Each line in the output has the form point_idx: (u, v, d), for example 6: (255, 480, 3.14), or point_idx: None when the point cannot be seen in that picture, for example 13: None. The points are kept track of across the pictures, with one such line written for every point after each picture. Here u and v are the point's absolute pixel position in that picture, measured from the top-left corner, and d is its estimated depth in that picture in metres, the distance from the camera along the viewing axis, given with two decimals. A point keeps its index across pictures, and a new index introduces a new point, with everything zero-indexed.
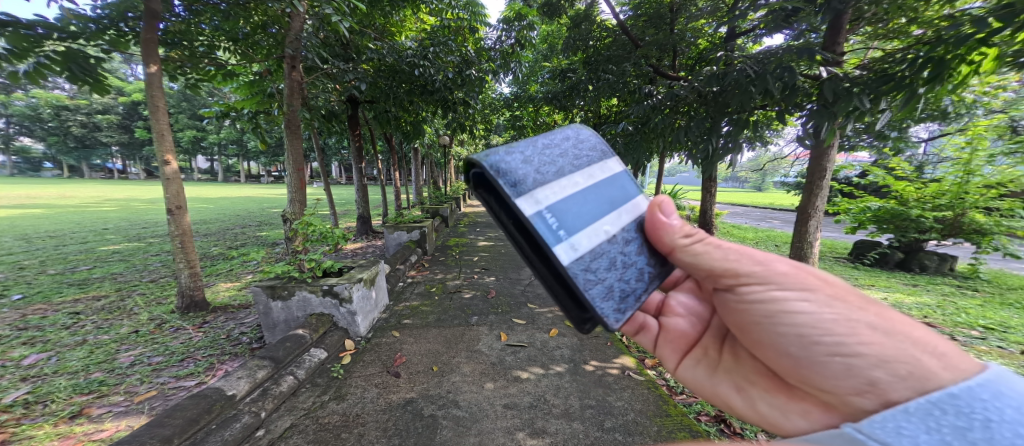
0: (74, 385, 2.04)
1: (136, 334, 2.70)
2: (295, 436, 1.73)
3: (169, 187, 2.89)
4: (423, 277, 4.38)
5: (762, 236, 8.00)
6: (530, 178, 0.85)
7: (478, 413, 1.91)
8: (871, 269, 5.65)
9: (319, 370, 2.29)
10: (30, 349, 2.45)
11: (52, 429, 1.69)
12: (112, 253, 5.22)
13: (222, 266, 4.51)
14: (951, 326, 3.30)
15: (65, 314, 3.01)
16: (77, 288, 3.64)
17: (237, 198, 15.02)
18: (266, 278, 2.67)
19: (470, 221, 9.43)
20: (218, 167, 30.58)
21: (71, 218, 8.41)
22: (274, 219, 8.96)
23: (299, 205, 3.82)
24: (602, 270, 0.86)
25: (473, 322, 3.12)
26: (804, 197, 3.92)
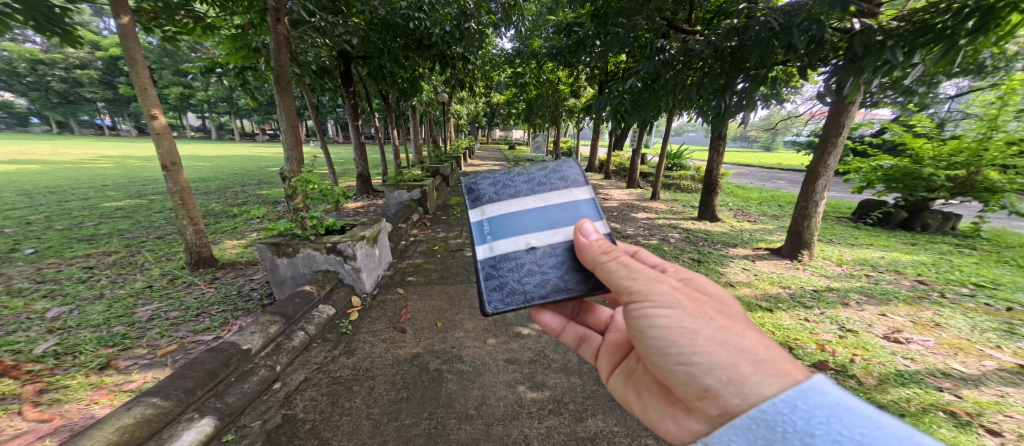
0: (98, 338, 2.15)
1: (151, 289, 2.81)
2: (309, 388, 1.84)
3: (161, 142, 2.82)
4: (425, 236, 4.41)
5: (766, 196, 7.94)
6: (487, 196, 1.15)
7: (480, 367, 2.03)
8: (873, 228, 5.65)
9: (328, 326, 2.41)
10: (51, 303, 2.55)
11: (84, 379, 1.80)
12: (115, 209, 5.24)
13: (226, 223, 4.55)
14: (944, 283, 3.38)
15: (79, 268, 3.11)
16: (87, 244, 3.72)
17: (234, 158, 14.71)
18: (271, 235, 2.70)
19: None
20: (211, 123, 29.73)
21: (67, 175, 8.33)
22: (272, 178, 8.88)
23: (297, 163, 3.72)
24: (504, 270, 1.06)
25: (474, 280, 3.22)
26: (816, 156, 3.87)
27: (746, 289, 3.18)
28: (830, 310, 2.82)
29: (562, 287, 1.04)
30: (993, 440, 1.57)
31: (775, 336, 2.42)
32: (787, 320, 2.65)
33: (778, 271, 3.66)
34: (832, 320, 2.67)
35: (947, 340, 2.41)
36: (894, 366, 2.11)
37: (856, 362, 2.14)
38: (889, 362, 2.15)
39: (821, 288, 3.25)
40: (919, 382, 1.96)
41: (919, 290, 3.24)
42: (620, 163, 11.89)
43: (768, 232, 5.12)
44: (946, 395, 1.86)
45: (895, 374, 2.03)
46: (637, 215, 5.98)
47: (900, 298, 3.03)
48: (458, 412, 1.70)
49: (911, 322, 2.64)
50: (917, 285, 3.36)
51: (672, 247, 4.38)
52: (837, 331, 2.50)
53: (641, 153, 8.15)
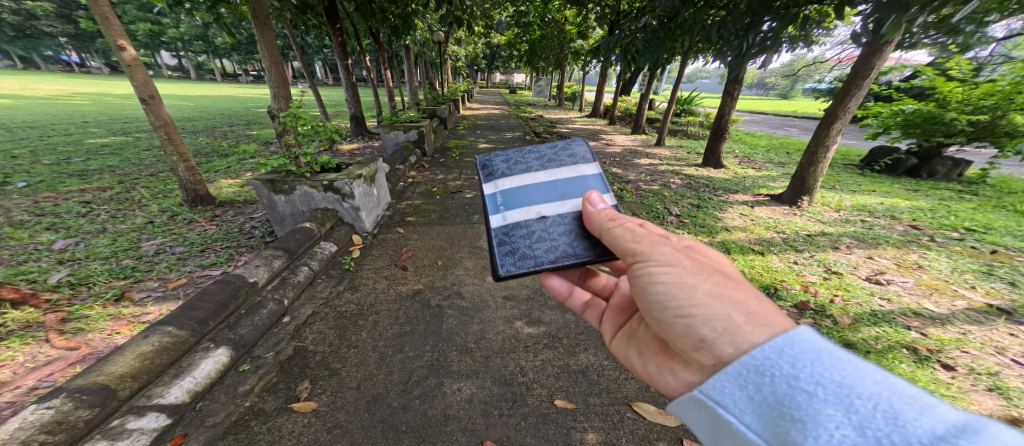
0: (109, 270, 2.24)
1: (152, 224, 2.86)
2: (317, 322, 1.95)
3: (134, 73, 2.65)
4: (424, 178, 4.37)
5: (775, 143, 7.70)
6: (500, 171, 1.22)
7: (479, 304, 2.15)
8: (878, 175, 5.56)
9: (332, 262, 2.50)
10: (55, 235, 2.61)
11: (102, 309, 1.91)
12: (101, 146, 5.10)
13: (219, 162, 4.46)
14: (936, 228, 3.43)
15: (76, 203, 3.12)
16: (79, 179, 3.68)
17: (219, 97, 14.00)
18: (265, 172, 2.66)
19: (471, 124, 9.02)
20: (188, 63, 27.82)
21: (44, 110, 7.95)
22: (261, 118, 8.53)
23: (285, 101, 3.53)
24: (516, 237, 1.09)
25: (474, 221, 3.26)
26: (837, 99, 3.66)
27: (741, 234, 3.23)
28: (819, 254, 2.91)
29: (570, 252, 1.07)
30: (946, 373, 1.71)
31: (763, 277, 2.52)
32: (777, 263, 2.74)
33: (775, 217, 3.68)
34: (820, 263, 2.77)
35: (925, 282, 2.52)
36: (870, 306, 2.23)
37: (835, 303, 2.26)
38: (866, 302, 2.27)
39: (814, 233, 3.31)
40: (891, 321, 2.09)
41: (910, 235, 3.30)
42: (626, 107, 11.34)
43: (771, 178, 5.04)
44: (912, 333, 1.99)
45: (869, 314, 2.15)
46: (639, 161, 5.85)
47: (890, 243, 3.10)
48: (458, 345, 1.81)
49: (895, 265, 2.75)
50: (909, 230, 3.41)
51: (672, 192, 4.35)
52: (822, 274, 2.60)
53: (649, 98, 7.76)
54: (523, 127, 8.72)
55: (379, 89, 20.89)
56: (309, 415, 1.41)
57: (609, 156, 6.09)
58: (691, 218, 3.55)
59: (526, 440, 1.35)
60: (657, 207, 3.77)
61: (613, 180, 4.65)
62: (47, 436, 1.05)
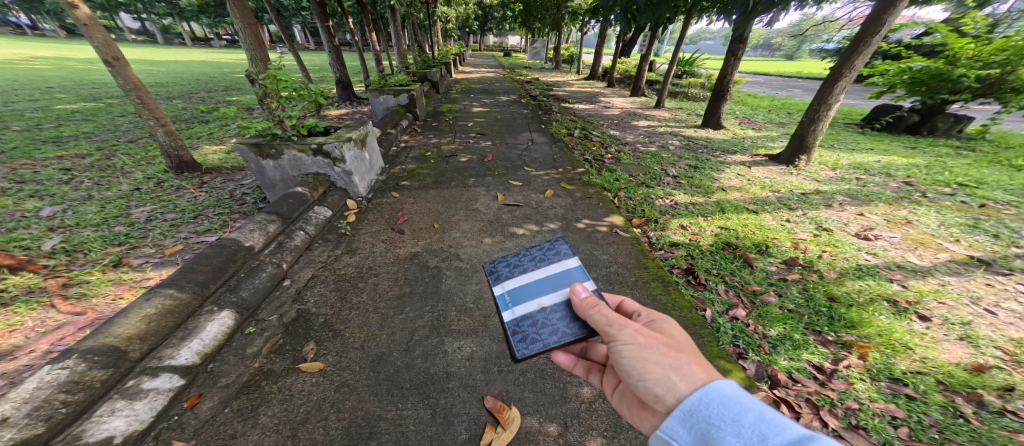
0: (103, 237, 2.23)
1: (140, 191, 2.81)
2: (318, 284, 1.99)
3: (93, 34, 2.51)
4: (417, 142, 4.26)
5: (777, 103, 7.52)
6: (503, 274, 1.32)
7: (477, 264, 2.20)
8: (878, 134, 5.49)
9: (328, 227, 2.51)
10: (41, 202, 2.55)
11: (102, 275, 1.93)
12: (73, 112, 4.86)
13: (200, 129, 4.31)
14: (930, 184, 3.47)
15: (56, 170, 3.02)
16: (55, 146, 3.55)
17: (191, 62, 13.17)
18: (249, 136, 2.58)
19: (463, 87, 8.65)
20: (154, 26, 25.93)
21: (3, 75, 7.46)
22: (240, 83, 8.11)
23: (264, 65, 3.34)
24: (525, 326, 1.16)
25: (470, 184, 3.23)
26: (843, 57, 3.53)
27: (737, 194, 3.25)
28: (812, 212, 2.96)
29: (569, 332, 1.13)
30: (922, 324, 1.82)
31: (755, 235, 2.57)
32: (770, 221, 2.79)
33: (772, 177, 3.68)
34: (812, 220, 2.82)
35: (912, 236, 2.60)
36: (857, 261, 2.31)
37: (823, 258, 2.34)
38: (852, 257, 2.35)
39: (809, 192, 3.33)
40: (874, 274, 2.19)
41: (903, 191, 3.34)
42: (626, 68, 10.89)
43: (770, 139, 4.98)
44: (893, 285, 2.09)
45: (854, 268, 2.24)
46: (638, 123, 5.72)
47: (882, 200, 3.15)
48: (458, 305, 1.87)
49: (884, 221, 2.81)
50: (903, 186, 3.44)
51: (670, 154, 4.30)
52: (813, 231, 2.66)
53: (649, 59, 7.44)
54: (518, 90, 8.40)
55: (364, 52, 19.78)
56: (316, 375, 1.49)
57: (607, 119, 5.94)
58: (688, 179, 3.54)
59: (525, 394, 1.45)
60: (654, 169, 3.74)
61: (611, 142, 4.57)
62: (67, 395, 1.14)
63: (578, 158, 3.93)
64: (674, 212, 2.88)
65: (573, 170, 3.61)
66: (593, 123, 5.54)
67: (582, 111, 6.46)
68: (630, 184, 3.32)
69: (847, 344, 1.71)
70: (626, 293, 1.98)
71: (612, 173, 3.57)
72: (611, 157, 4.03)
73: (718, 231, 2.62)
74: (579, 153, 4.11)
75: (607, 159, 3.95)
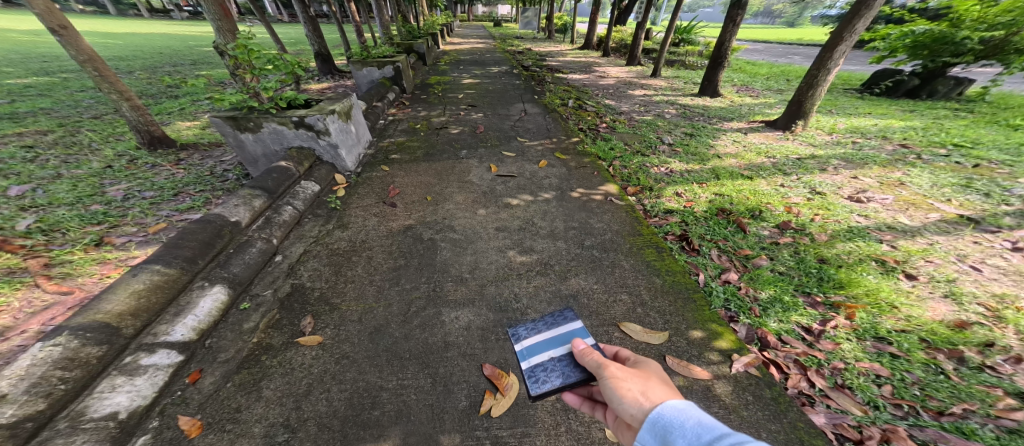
0: (80, 216, 2.17)
1: (112, 169, 2.72)
2: (311, 259, 1.98)
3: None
4: (405, 115, 4.16)
5: (776, 70, 7.36)
6: (516, 333, 1.34)
7: (472, 236, 2.20)
8: (876, 99, 5.42)
9: (316, 202, 2.48)
10: (8, 181, 2.43)
11: (85, 255, 1.90)
12: (24, 87, 4.61)
13: (170, 104, 4.18)
14: (926, 146, 3.47)
15: (18, 148, 2.89)
16: (13, 123, 3.38)
17: (154, 35, 12.35)
18: (223, 108, 2.49)
19: (451, 58, 8.33)
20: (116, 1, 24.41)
21: None
22: (210, 57, 7.69)
23: (231, 36, 3.17)
24: (536, 373, 1.15)
25: (462, 156, 3.18)
26: (844, 20, 3.43)
27: (732, 161, 3.24)
28: (806, 177, 2.96)
29: (575, 375, 1.11)
30: (908, 282, 1.89)
31: (749, 200, 2.59)
32: (764, 187, 2.80)
33: (768, 142, 3.66)
34: (806, 185, 2.84)
35: (904, 198, 2.63)
36: (848, 223, 2.35)
37: (815, 221, 2.38)
38: (844, 220, 2.38)
39: (805, 157, 3.33)
40: (865, 236, 2.23)
41: (898, 154, 3.35)
42: (621, 37, 10.53)
43: (767, 106, 4.91)
44: (882, 245, 2.15)
45: (846, 230, 2.28)
46: (633, 92, 5.58)
47: (877, 163, 3.15)
48: (453, 276, 1.89)
49: (877, 183, 2.83)
50: (898, 149, 3.44)
51: (666, 123, 4.24)
52: (806, 195, 2.69)
53: (645, 27, 7.18)
54: (509, 61, 8.11)
55: (345, 22, 18.86)
56: (315, 348, 1.52)
57: (602, 88, 5.79)
58: (684, 147, 3.51)
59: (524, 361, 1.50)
60: (649, 137, 3.69)
61: (605, 112, 4.48)
62: (63, 372, 1.15)
63: (572, 128, 3.87)
64: (669, 180, 2.88)
65: (567, 140, 3.56)
66: (588, 93, 5.41)
67: (576, 81, 6.29)
68: (625, 153, 3.29)
69: (835, 305, 1.77)
70: (620, 262, 2.01)
71: (607, 142, 3.53)
72: (606, 125, 3.97)
73: (713, 197, 2.63)
74: (574, 123, 4.04)
75: (602, 128, 3.89)
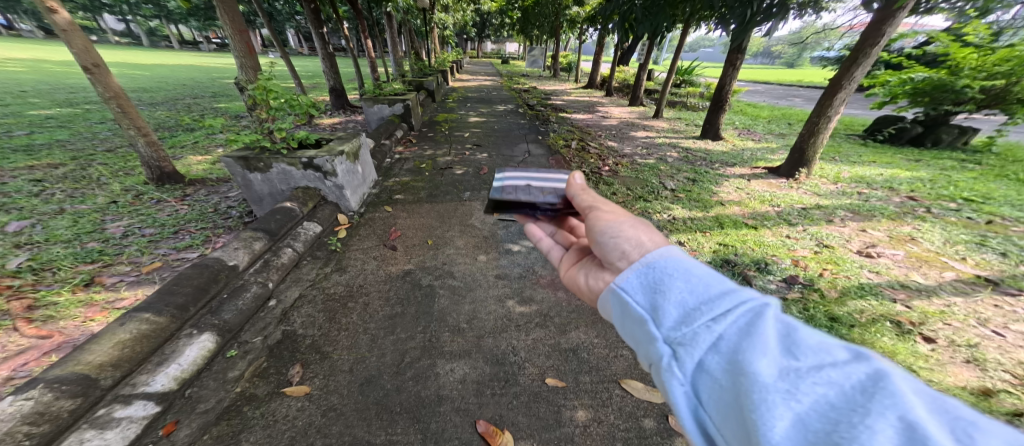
0: (74, 254, 2.17)
1: (116, 205, 2.78)
2: (306, 305, 1.93)
3: (72, 40, 2.54)
4: (412, 153, 4.25)
5: (778, 113, 7.49)
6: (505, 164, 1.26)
7: (471, 283, 2.13)
8: (881, 145, 5.44)
9: (317, 243, 2.46)
10: (8, 217, 2.50)
11: (72, 296, 1.87)
12: (46, 118, 4.90)
13: (186, 137, 4.36)
14: (934, 199, 3.40)
15: (26, 182, 3.00)
16: (27, 156, 3.54)
17: (180, 66, 13.20)
18: (236, 148, 2.55)
19: (459, 96, 8.68)
20: (149, 30, 26.23)
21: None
22: (229, 90, 8.13)
23: (253, 73, 3.36)
24: (512, 190, 1.11)
25: (465, 198, 3.20)
26: (842, 67, 3.53)
27: (736, 209, 3.19)
28: (812, 228, 2.89)
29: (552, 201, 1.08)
30: (926, 345, 1.74)
31: (754, 252, 2.51)
32: (770, 237, 2.72)
33: (772, 190, 3.64)
34: (812, 236, 2.75)
35: (915, 254, 2.52)
36: (858, 279, 2.24)
37: (823, 276, 2.26)
38: (854, 276, 2.27)
39: (809, 207, 3.26)
40: (877, 294, 2.10)
41: (907, 206, 3.26)
42: (624, 77, 10.97)
43: (770, 150, 4.94)
44: (896, 306, 2.01)
45: (856, 287, 2.16)
46: (635, 134, 5.69)
47: (884, 215, 3.08)
48: (451, 325, 1.81)
49: (887, 237, 2.73)
50: (906, 201, 3.37)
51: (668, 167, 4.26)
52: (813, 248, 2.59)
53: (648, 67, 7.49)
54: (516, 99, 8.43)
55: (361, 60, 20.06)
56: (302, 399, 1.43)
57: (604, 129, 5.92)
58: (687, 192, 3.49)
59: (519, 418, 1.38)
60: (652, 182, 3.69)
61: (608, 154, 4.53)
62: (31, 427, 1.05)
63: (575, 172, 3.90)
64: (673, 227, 2.82)
65: None
66: (591, 134, 5.52)
67: (578, 121, 6.46)
68: (627, 198, 3.27)
69: None
70: None
71: (610, 186, 3.53)
72: (608, 169, 4.00)
73: (718, 247, 2.55)
74: (577, 166, 4.08)
75: (604, 172, 3.91)
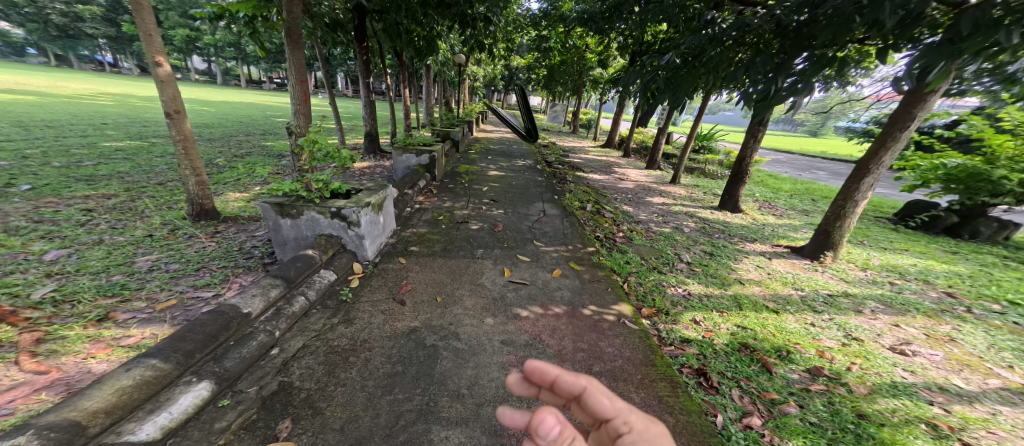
0: (98, 287, 2.25)
1: (151, 238, 2.93)
2: (307, 356, 1.89)
3: (164, 90, 2.84)
4: (431, 205, 4.36)
5: (800, 187, 7.41)
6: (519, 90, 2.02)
7: (476, 347, 2.06)
8: (913, 232, 5.24)
9: (329, 292, 2.48)
10: (49, 245, 2.67)
11: (82, 331, 1.89)
12: (115, 151, 5.37)
13: (229, 173, 4.63)
14: (974, 298, 3.16)
15: (77, 211, 3.23)
16: (86, 185, 3.86)
17: (235, 104, 14.55)
18: (274, 194, 2.68)
19: (482, 147, 9.09)
20: (214, 67, 29.31)
21: (69, 110, 8.43)
22: (275, 129, 8.82)
23: (305, 119, 3.58)
24: None
25: (478, 255, 3.22)
26: (870, 151, 3.52)
27: (756, 288, 3.05)
28: (840, 317, 2.71)
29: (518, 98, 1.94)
30: None
31: (775, 339, 2.34)
32: (792, 323, 2.56)
33: (794, 272, 3.49)
34: (840, 327, 2.57)
35: (956, 356, 2.31)
36: (890, 378, 2.05)
37: (852, 371, 2.08)
38: (886, 373, 2.09)
39: (836, 294, 3.09)
40: (912, 394, 1.92)
41: (945, 303, 3.05)
42: (643, 138, 11.27)
43: (793, 228, 4.82)
44: (935, 409, 1.83)
45: (888, 385, 1.98)
46: (652, 199, 5.70)
47: (920, 311, 2.86)
48: (450, 390, 1.72)
49: (923, 335, 2.52)
50: (944, 297, 3.15)
51: (685, 237, 4.20)
52: (841, 339, 2.41)
53: (667, 132, 7.72)
54: (535, 154, 8.74)
55: (396, 105, 21.58)
56: None
57: (620, 192, 5.96)
58: (703, 267, 3.39)
59: None
60: (667, 253, 3.63)
61: (623, 219, 4.53)
62: None
63: (589, 235, 3.89)
64: (687, 305, 2.70)
65: (583, 248, 3.55)
66: (607, 196, 5.57)
67: (596, 182, 6.55)
68: (641, 268, 3.20)
69: None
70: (629, 396, 1.79)
71: (623, 254, 3.48)
72: (622, 235, 3.97)
73: (735, 329, 2.41)
74: (591, 229, 4.07)
75: (618, 238, 3.88)
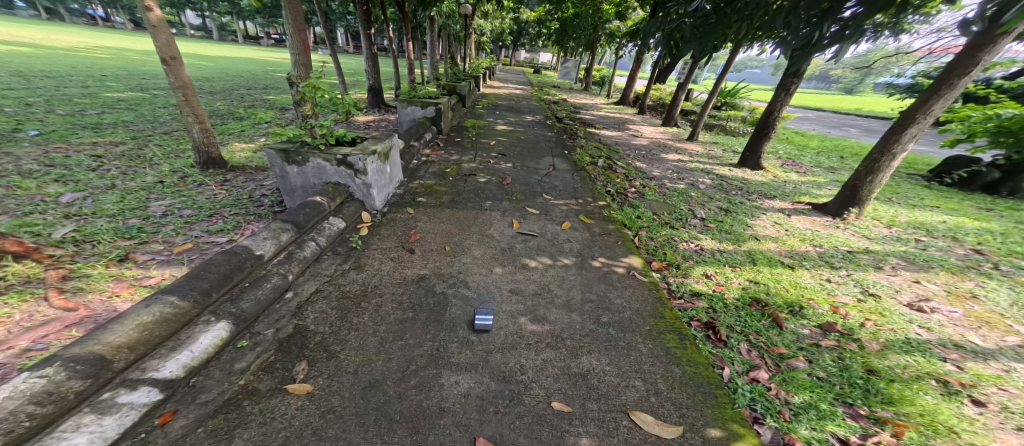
0: (115, 229, 2.33)
1: (162, 185, 2.98)
2: (320, 301, 1.95)
3: (159, 36, 2.79)
4: (438, 157, 4.30)
5: (826, 145, 7.05)
6: None
7: (485, 295, 2.09)
8: (946, 189, 4.98)
9: (339, 239, 2.51)
10: (63, 188, 2.73)
11: (105, 270, 1.98)
12: (118, 100, 5.39)
13: (234, 125, 4.69)
14: (1003, 255, 3.05)
15: (88, 157, 3.28)
16: (92, 132, 3.90)
17: (234, 59, 14.25)
18: (279, 141, 2.67)
19: (490, 104, 8.79)
20: (211, 24, 28.49)
21: (70, 63, 8.36)
22: (278, 83, 8.66)
23: (306, 69, 3.52)
24: None
25: (485, 207, 3.20)
26: (919, 101, 3.28)
27: (771, 245, 2.99)
28: (858, 273, 2.66)
29: None
30: (973, 409, 1.57)
31: (788, 294, 2.32)
32: (808, 279, 2.53)
33: (814, 229, 3.39)
34: (857, 283, 2.53)
35: (976, 313, 2.26)
36: (905, 334, 2.02)
37: (866, 327, 2.06)
38: (901, 329, 2.06)
39: (856, 250, 3.02)
40: (924, 351, 1.90)
41: (970, 260, 2.95)
42: (660, 95, 10.74)
43: (815, 185, 4.63)
44: (947, 366, 1.81)
45: (902, 341, 1.96)
46: (666, 156, 5.52)
47: (943, 267, 2.78)
48: (460, 337, 1.77)
49: (945, 292, 2.47)
50: (970, 254, 3.05)
51: (699, 193, 4.08)
52: (857, 295, 2.37)
53: (687, 87, 7.32)
54: (546, 111, 8.45)
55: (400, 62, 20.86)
56: (303, 397, 1.43)
57: (634, 149, 5.77)
58: (717, 222, 3.32)
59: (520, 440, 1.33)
60: (680, 208, 3.55)
61: (636, 175, 4.41)
62: (35, 407, 1.09)
63: (600, 191, 3.81)
64: (699, 258, 2.67)
65: (594, 203, 3.49)
66: (620, 153, 5.41)
67: (608, 138, 6.34)
68: (652, 223, 3.15)
69: (881, 420, 1.50)
70: (637, 346, 1.82)
71: (635, 209, 3.41)
72: (635, 191, 3.88)
73: (747, 284, 2.39)
74: (602, 185, 3.98)
75: (631, 193, 3.79)
